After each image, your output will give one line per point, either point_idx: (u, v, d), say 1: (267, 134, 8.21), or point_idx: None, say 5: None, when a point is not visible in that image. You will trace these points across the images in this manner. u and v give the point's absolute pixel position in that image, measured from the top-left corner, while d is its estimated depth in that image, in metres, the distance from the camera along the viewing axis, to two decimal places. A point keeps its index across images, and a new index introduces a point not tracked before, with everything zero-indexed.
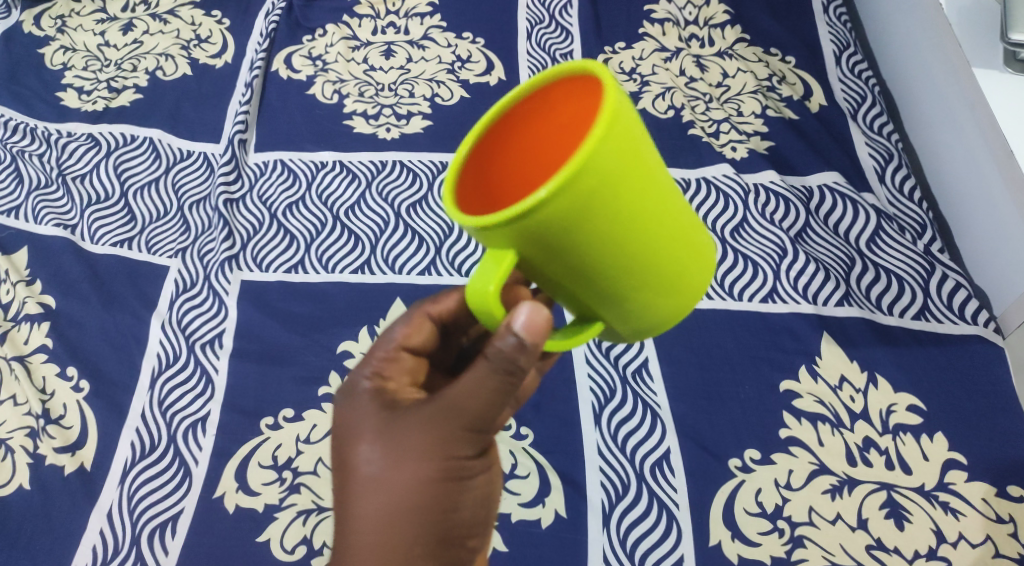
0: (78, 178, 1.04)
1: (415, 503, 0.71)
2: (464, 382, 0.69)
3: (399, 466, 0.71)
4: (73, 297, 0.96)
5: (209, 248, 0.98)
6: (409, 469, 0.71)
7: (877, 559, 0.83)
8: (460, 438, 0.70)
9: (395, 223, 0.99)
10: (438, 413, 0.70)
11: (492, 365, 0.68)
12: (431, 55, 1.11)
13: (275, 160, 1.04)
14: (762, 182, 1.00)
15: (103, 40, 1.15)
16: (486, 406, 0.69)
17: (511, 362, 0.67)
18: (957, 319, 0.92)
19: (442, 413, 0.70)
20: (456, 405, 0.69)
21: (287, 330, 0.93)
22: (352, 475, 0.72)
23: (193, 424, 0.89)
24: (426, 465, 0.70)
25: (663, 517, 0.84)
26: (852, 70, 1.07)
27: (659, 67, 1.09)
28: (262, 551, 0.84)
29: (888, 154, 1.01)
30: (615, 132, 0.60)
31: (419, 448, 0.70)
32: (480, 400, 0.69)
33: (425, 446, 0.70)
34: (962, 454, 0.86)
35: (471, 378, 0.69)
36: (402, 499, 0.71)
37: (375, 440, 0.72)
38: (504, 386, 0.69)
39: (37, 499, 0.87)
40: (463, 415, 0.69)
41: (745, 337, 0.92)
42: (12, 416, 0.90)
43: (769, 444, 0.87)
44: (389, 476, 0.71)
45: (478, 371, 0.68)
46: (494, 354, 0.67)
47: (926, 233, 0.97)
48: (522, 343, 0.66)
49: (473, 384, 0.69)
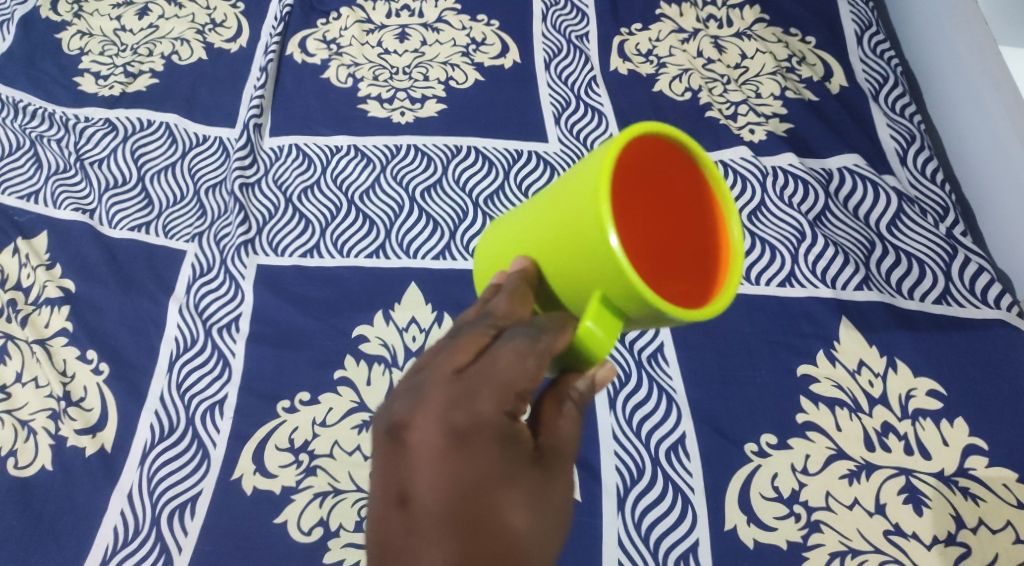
0: (96, 163, 1.04)
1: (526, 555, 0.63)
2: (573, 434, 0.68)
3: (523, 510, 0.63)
4: (92, 280, 0.96)
5: (225, 233, 0.98)
6: (538, 532, 0.64)
7: (895, 545, 0.82)
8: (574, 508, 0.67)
9: (409, 208, 0.99)
10: (557, 475, 0.66)
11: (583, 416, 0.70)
12: (446, 38, 1.11)
13: (289, 144, 1.04)
14: (781, 164, 0.99)
15: (119, 26, 1.15)
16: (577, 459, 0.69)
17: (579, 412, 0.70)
18: (979, 303, 0.90)
19: (563, 477, 0.67)
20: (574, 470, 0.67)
21: (303, 314, 0.93)
22: (469, 529, 0.62)
23: (211, 406, 0.90)
24: (552, 529, 0.65)
25: (678, 502, 0.84)
26: (874, 51, 1.05)
27: (676, 49, 1.08)
28: (278, 533, 0.84)
29: (910, 136, 1.00)
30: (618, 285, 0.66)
31: (546, 518, 0.64)
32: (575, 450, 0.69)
33: (553, 519, 0.65)
34: (984, 439, 0.85)
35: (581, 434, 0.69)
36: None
37: (503, 495, 0.63)
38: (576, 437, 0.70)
39: (59, 480, 0.87)
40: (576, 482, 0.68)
41: (761, 321, 0.91)
42: (34, 398, 0.90)
43: (786, 429, 0.86)
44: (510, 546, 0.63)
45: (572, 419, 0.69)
46: (581, 403, 0.69)
47: (948, 216, 0.95)
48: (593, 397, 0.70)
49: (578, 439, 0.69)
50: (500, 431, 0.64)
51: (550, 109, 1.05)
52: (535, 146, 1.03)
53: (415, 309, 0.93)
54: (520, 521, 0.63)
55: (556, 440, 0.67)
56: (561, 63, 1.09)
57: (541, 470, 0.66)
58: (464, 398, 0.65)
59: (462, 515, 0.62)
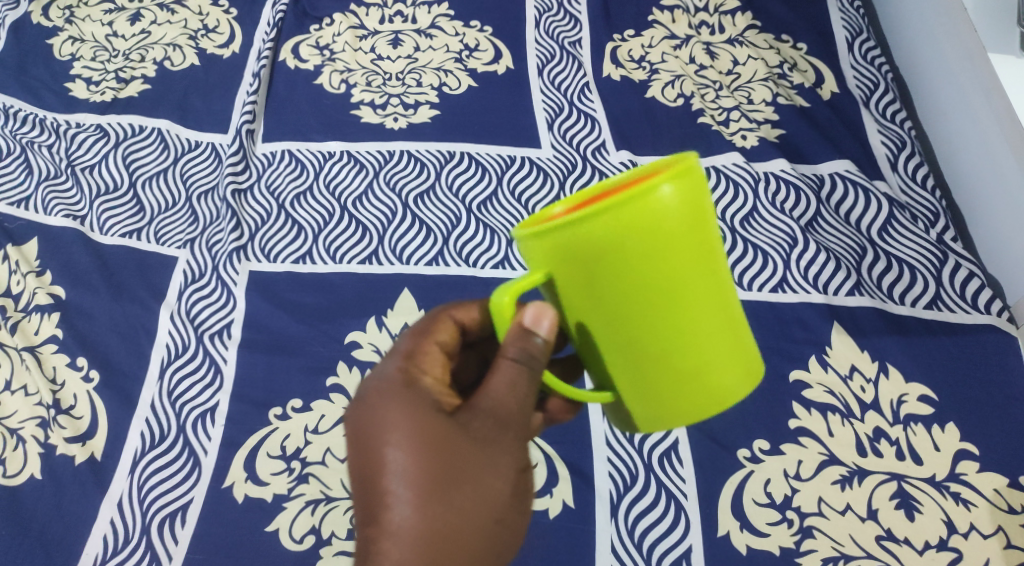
0: (87, 169, 1.04)
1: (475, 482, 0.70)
2: (502, 381, 0.70)
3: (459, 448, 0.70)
4: (83, 287, 0.96)
5: (217, 239, 0.98)
6: (478, 463, 0.70)
7: (888, 550, 0.82)
8: (510, 451, 0.71)
9: (402, 214, 0.99)
10: (488, 415, 0.70)
11: (531, 378, 0.70)
12: (439, 44, 1.11)
13: (282, 150, 1.04)
14: (773, 170, 0.99)
15: (111, 31, 1.15)
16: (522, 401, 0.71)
17: (528, 362, 0.69)
18: (970, 309, 0.91)
19: (492, 424, 0.70)
20: (506, 416, 0.70)
21: (295, 321, 0.93)
22: (416, 484, 0.69)
23: (202, 414, 0.89)
24: (493, 456, 0.70)
25: (672, 508, 0.84)
26: (865, 57, 1.06)
27: (669, 55, 1.09)
28: (271, 541, 0.84)
29: (901, 142, 1.00)
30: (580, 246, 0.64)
31: (481, 460, 0.70)
32: (514, 395, 0.70)
33: (484, 463, 0.70)
34: (974, 445, 0.85)
35: (519, 389, 0.70)
36: (448, 524, 0.69)
37: (429, 453, 0.69)
38: (528, 383, 0.70)
39: (48, 489, 0.86)
40: (511, 426, 0.71)
41: (754, 327, 0.91)
42: (23, 406, 0.90)
43: (778, 434, 0.86)
44: (437, 499, 0.69)
45: (504, 371, 0.70)
46: (519, 355, 0.69)
47: (939, 221, 0.96)
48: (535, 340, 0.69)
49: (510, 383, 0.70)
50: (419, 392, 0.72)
51: (543, 115, 1.06)
52: (528, 152, 1.03)
53: (408, 315, 0.93)
54: (456, 460, 0.69)
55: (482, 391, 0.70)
56: (555, 69, 1.09)
57: (461, 423, 0.71)
58: (380, 373, 0.73)
59: (409, 472, 0.69)
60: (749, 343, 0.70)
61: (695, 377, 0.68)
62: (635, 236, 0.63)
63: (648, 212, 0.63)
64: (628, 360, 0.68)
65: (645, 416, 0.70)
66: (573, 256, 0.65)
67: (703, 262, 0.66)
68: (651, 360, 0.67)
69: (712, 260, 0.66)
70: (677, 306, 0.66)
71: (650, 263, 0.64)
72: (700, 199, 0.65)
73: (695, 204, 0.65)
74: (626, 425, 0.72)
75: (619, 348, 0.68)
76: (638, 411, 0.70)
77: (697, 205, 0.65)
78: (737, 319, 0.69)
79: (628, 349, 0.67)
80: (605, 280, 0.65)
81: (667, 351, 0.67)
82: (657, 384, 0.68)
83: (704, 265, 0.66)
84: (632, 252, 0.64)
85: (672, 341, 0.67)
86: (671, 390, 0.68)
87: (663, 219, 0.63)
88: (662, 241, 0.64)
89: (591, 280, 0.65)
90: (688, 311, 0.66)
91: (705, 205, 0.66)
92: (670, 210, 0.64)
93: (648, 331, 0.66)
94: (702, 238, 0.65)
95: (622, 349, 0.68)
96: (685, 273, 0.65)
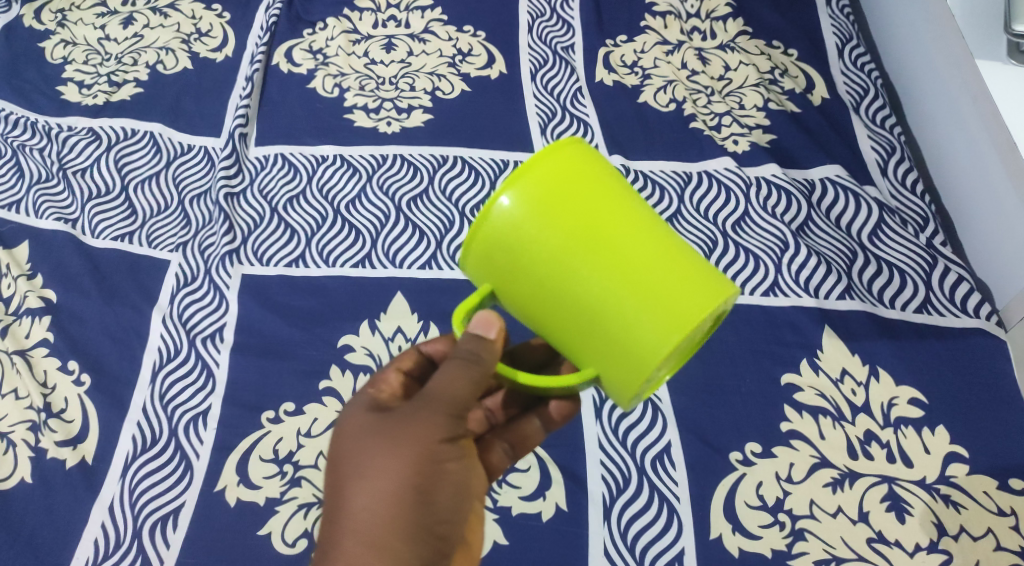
0: (79, 172, 1.03)
1: (410, 480, 0.72)
2: (442, 380, 0.72)
3: (394, 449, 0.72)
4: (74, 290, 0.95)
5: (210, 243, 0.98)
6: (412, 462, 0.72)
7: (879, 553, 0.82)
8: (441, 434, 0.73)
9: (395, 217, 0.99)
10: (428, 415, 0.73)
11: (471, 367, 0.71)
12: (432, 49, 1.12)
13: (275, 154, 1.04)
14: (764, 175, 1.00)
15: (104, 35, 1.15)
16: (460, 398, 0.73)
17: (472, 361, 0.71)
18: (959, 312, 0.91)
19: (424, 412, 0.73)
20: (437, 400, 0.73)
21: (287, 324, 0.93)
22: (355, 483, 0.73)
23: (194, 417, 0.89)
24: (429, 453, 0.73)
25: (664, 511, 0.84)
26: (855, 63, 1.07)
27: (661, 60, 1.09)
28: (263, 545, 0.84)
29: (890, 147, 1.01)
30: (503, 252, 0.69)
31: (415, 457, 0.72)
32: (452, 393, 0.72)
33: (418, 460, 0.72)
34: (964, 447, 0.85)
35: (452, 373, 0.72)
36: (376, 505, 0.72)
37: (368, 454, 0.73)
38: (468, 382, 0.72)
39: (38, 493, 0.86)
40: (441, 408, 0.73)
41: (746, 331, 0.92)
42: (14, 410, 0.89)
43: (770, 437, 0.87)
44: (365, 482, 0.72)
45: (446, 372, 0.72)
46: (464, 355, 0.71)
47: (928, 226, 0.96)
48: (483, 341, 0.71)
49: (449, 381, 0.72)
50: (369, 401, 0.76)
51: (536, 120, 1.06)
52: (520, 157, 1.03)
53: (401, 319, 0.93)
54: (393, 460, 0.72)
55: (424, 391, 0.73)
56: (547, 74, 1.09)
57: (393, 410, 0.74)
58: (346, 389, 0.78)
59: (350, 472, 0.73)
60: (703, 263, 0.69)
61: (657, 315, 0.67)
62: (536, 203, 0.68)
63: (537, 179, 0.68)
64: (591, 327, 0.69)
65: (631, 377, 0.69)
66: (500, 249, 0.69)
67: (611, 205, 0.68)
68: (608, 316, 0.68)
69: (624, 203, 0.69)
70: (605, 255, 0.67)
71: (562, 222, 0.68)
72: (587, 156, 0.70)
73: (582, 160, 0.69)
74: (619, 397, 0.71)
75: (580, 319, 0.69)
76: (623, 374, 0.69)
77: (583, 160, 0.69)
78: (678, 247, 0.69)
79: (583, 316, 0.69)
80: (533, 260, 0.68)
81: (620, 301, 0.67)
82: (625, 339, 0.68)
83: (612, 207, 0.68)
84: (541, 220, 0.68)
85: (619, 288, 0.67)
86: (638, 338, 0.68)
87: (554, 180, 0.68)
88: (563, 201, 0.68)
89: (522, 265, 0.69)
90: (618, 256, 0.68)
91: (598, 160, 0.70)
92: (557, 171, 0.68)
93: (594, 291, 0.68)
94: (600, 184, 0.69)
95: (580, 318, 0.69)
96: (598, 222, 0.68)
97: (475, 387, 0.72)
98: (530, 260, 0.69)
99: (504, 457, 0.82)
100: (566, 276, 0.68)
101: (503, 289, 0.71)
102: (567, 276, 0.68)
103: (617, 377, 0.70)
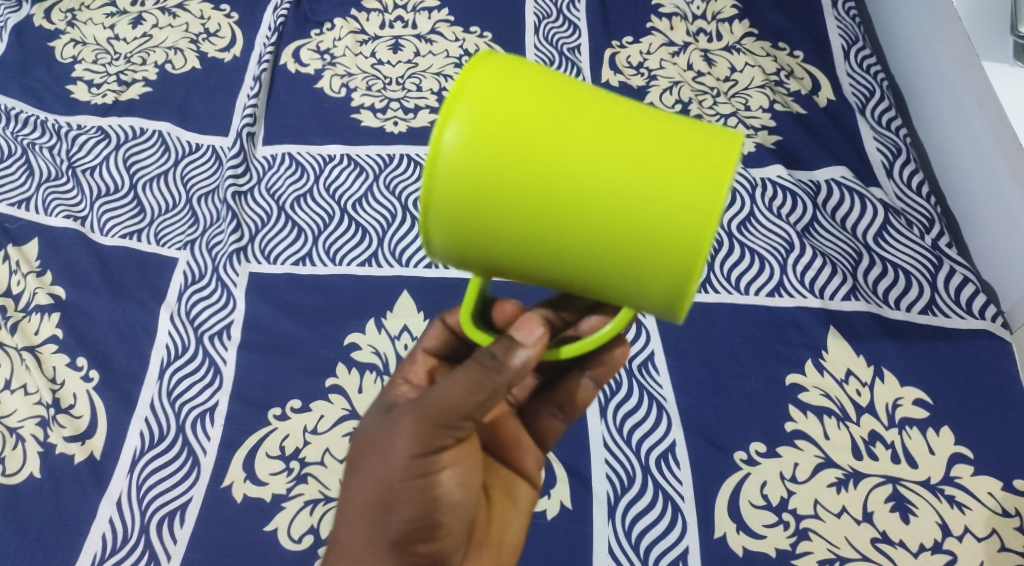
0: (88, 170, 1.04)
1: (390, 495, 0.71)
2: (440, 390, 0.69)
3: (375, 459, 0.72)
4: (83, 288, 0.96)
5: (217, 240, 0.99)
6: (392, 477, 0.71)
7: (883, 553, 0.82)
8: (426, 446, 0.70)
9: (402, 216, 1.00)
10: (423, 426, 0.70)
11: (491, 375, 0.68)
12: (439, 49, 1.12)
13: (283, 153, 1.05)
14: (770, 175, 1.00)
15: (113, 34, 1.16)
16: (451, 408, 0.69)
17: (499, 363, 0.68)
18: (964, 314, 0.91)
19: (410, 424, 0.70)
20: (424, 410, 0.70)
21: (295, 322, 0.94)
22: (348, 491, 0.74)
23: (202, 414, 0.90)
24: (411, 467, 0.70)
25: (668, 509, 0.84)
26: (861, 64, 1.07)
27: (667, 61, 1.10)
28: (268, 541, 0.84)
29: (896, 149, 1.01)
30: (466, 195, 0.62)
31: (393, 471, 0.71)
32: (445, 403, 0.69)
33: (393, 473, 0.71)
34: (968, 448, 0.85)
35: (460, 383, 0.68)
36: (361, 518, 0.73)
37: (357, 467, 0.73)
38: (487, 386, 0.68)
39: (46, 488, 0.87)
40: (426, 418, 0.70)
41: (751, 331, 0.92)
42: (22, 405, 0.90)
43: (775, 437, 0.87)
44: (355, 494, 0.73)
45: (459, 380, 0.69)
46: (495, 362, 0.68)
47: (933, 228, 0.97)
48: (519, 350, 0.68)
49: (447, 389, 0.69)
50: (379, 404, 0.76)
51: None
52: None
53: (407, 317, 0.94)
54: (375, 471, 0.72)
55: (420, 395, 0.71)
56: None
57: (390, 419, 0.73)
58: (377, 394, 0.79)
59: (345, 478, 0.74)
60: (683, 122, 0.64)
61: (669, 200, 0.61)
62: (478, 160, 0.62)
63: (461, 123, 0.61)
64: (607, 256, 0.63)
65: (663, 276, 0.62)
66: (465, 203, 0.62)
67: (551, 106, 0.62)
68: (621, 238, 0.62)
69: (563, 100, 0.63)
70: (586, 178, 0.61)
71: (524, 140, 0.61)
72: (505, 67, 0.63)
73: (503, 76, 0.63)
74: (668, 316, 0.65)
75: (586, 238, 0.62)
76: (665, 289, 0.63)
77: (506, 73, 0.63)
78: (645, 121, 0.63)
79: (598, 248, 0.62)
80: (512, 216, 0.62)
81: (620, 201, 0.61)
82: (653, 254, 0.62)
83: (562, 109, 0.62)
84: (494, 166, 0.62)
85: (618, 195, 0.61)
86: (667, 243, 0.62)
87: (487, 111, 0.62)
88: (507, 139, 0.61)
89: (497, 218, 0.63)
90: (596, 168, 0.61)
91: (519, 66, 0.64)
92: (482, 102, 0.62)
93: (597, 204, 0.62)
94: (536, 94, 0.62)
95: (591, 247, 0.62)
96: (558, 137, 0.61)
97: (491, 396, 0.68)
98: (506, 191, 0.62)
99: (559, 425, 0.82)
100: (562, 194, 0.62)
101: (488, 259, 0.65)
102: (562, 193, 0.62)
103: (657, 289, 0.63)
